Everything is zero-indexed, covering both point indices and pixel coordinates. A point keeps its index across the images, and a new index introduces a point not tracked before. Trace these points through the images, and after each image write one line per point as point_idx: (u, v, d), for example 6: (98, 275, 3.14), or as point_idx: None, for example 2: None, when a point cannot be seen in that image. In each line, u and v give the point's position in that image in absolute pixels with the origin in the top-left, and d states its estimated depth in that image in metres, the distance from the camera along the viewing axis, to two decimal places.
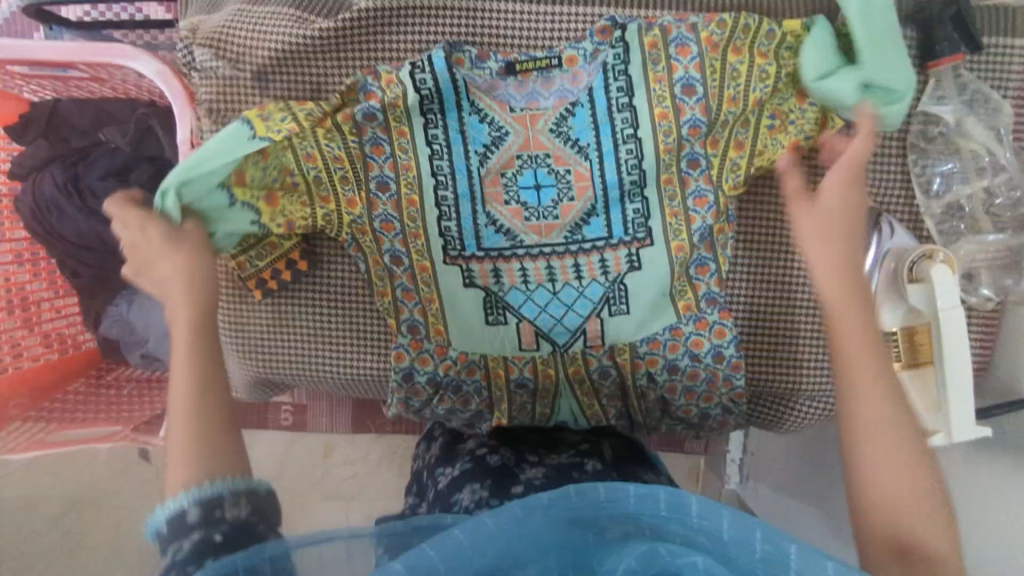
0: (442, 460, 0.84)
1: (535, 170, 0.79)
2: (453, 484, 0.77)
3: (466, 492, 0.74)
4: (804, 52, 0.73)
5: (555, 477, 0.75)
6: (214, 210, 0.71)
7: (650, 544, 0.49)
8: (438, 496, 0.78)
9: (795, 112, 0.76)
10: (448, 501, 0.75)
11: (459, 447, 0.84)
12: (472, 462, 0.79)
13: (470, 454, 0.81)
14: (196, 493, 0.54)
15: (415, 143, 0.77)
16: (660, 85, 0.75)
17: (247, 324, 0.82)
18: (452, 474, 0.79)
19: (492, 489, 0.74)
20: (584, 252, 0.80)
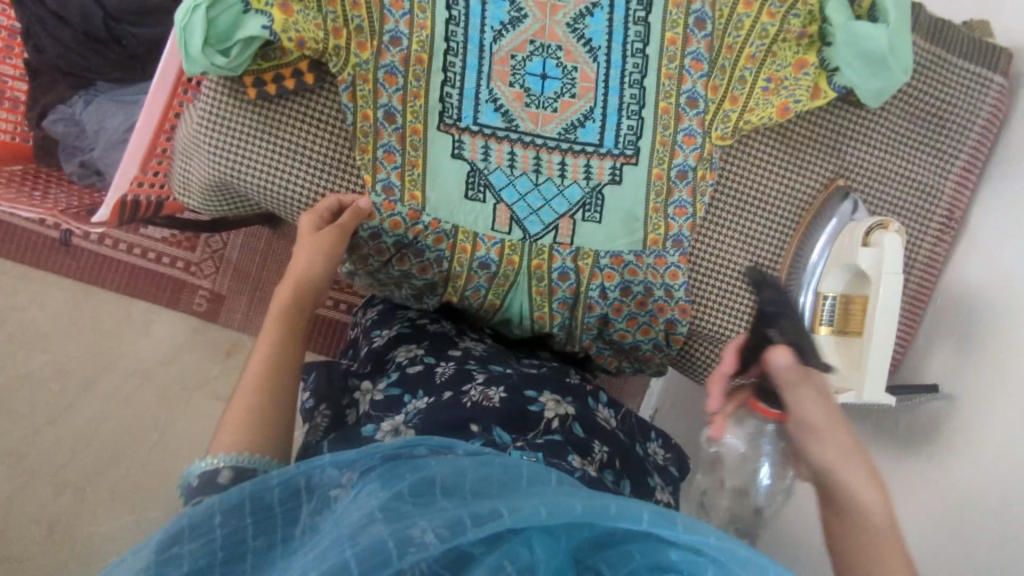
0: (379, 322, 0.93)
1: (544, 61, 0.80)
2: (388, 343, 0.87)
3: (401, 351, 0.85)
4: (808, 27, 0.80)
5: (489, 350, 0.89)
6: (247, 31, 0.70)
7: (666, 553, 0.45)
8: (374, 350, 0.87)
9: (790, 78, 0.81)
10: (384, 356, 0.85)
11: (398, 312, 0.94)
12: (410, 327, 0.89)
13: (408, 320, 0.90)
14: (234, 459, 0.56)
15: (434, 4, 0.77)
16: (677, 11, 0.79)
17: (225, 122, 0.77)
18: (389, 333, 0.88)
19: (427, 348, 0.85)
20: (572, 153, 0.81)
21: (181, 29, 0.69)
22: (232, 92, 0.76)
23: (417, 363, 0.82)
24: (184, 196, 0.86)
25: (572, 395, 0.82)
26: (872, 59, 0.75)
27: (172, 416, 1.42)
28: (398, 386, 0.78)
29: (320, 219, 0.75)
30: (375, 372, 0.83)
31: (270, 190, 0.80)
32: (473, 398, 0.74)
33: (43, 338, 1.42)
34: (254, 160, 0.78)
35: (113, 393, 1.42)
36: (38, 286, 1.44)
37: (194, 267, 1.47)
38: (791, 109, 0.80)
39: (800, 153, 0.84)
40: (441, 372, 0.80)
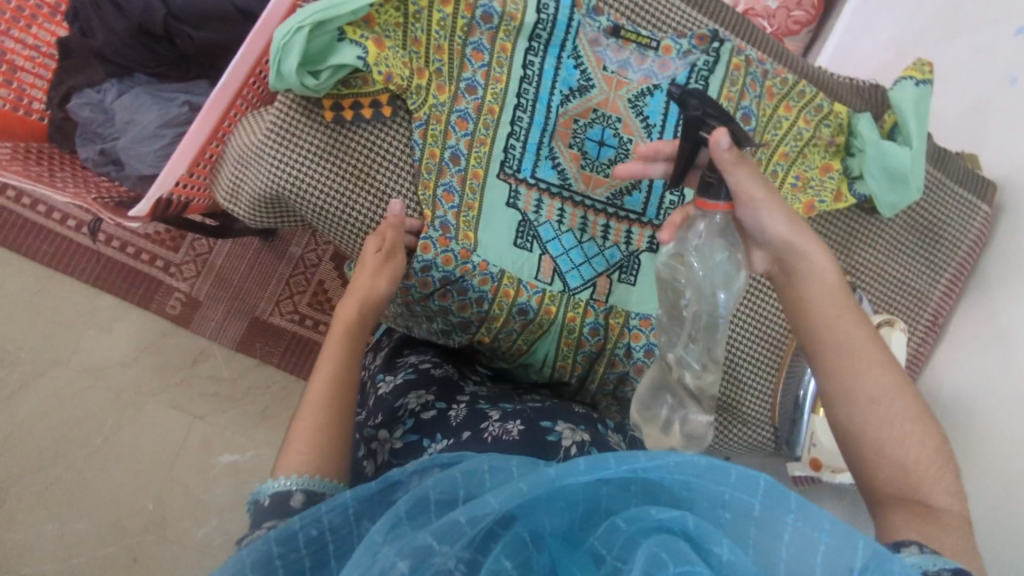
0: (384, 368, 0.95)
1: (603, 129, 0.85)
2: (396, 390, 0.88)
3: (411, 397, 0.86)
4: (837, 137, 0.89)
5: (498, 392, 0.92)
6: (344, 56, 0.73)
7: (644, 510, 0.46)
8: (381, 399, 0.88)
9: (816, 179, 0.89)
10: (393, 404, 0.86)
11: (403, 359, 0.96)
12: (415, 373, 0.91)
13: (411, 368, 0.93)
14: (306, 482, 0.57)
15: (511, 62, 0.82)
16: (728, 104, 0.86)
17: (293, 140, 0.78)
18: (395, 381, 0.90)
19: (436, 394, 0.87)
20: (616, 217, 0.87)
21: (278, 49, 0.70)
22: (305, 111, 0.78)
23: (430, 409, 0.84)
24: (228, 204, 0.85)
25: (584, 421, 0.85)
26: (894, 174, 0.85)
27: (125, 420, 1.34)
28: (415, 432, 0.81)
29: (379, 247, 0.76)
30: (387, 420, 0.84)
31: (324, 212, 0.81)
32: (493, 433, 0.78)
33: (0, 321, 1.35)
34: (314, 180, 0.79)
35: (66, 389, 1.35)
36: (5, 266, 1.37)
37: (174, 268, 1.41)
38: (816, 208, 0.89)
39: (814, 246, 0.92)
40: (454, 414, 0.83)
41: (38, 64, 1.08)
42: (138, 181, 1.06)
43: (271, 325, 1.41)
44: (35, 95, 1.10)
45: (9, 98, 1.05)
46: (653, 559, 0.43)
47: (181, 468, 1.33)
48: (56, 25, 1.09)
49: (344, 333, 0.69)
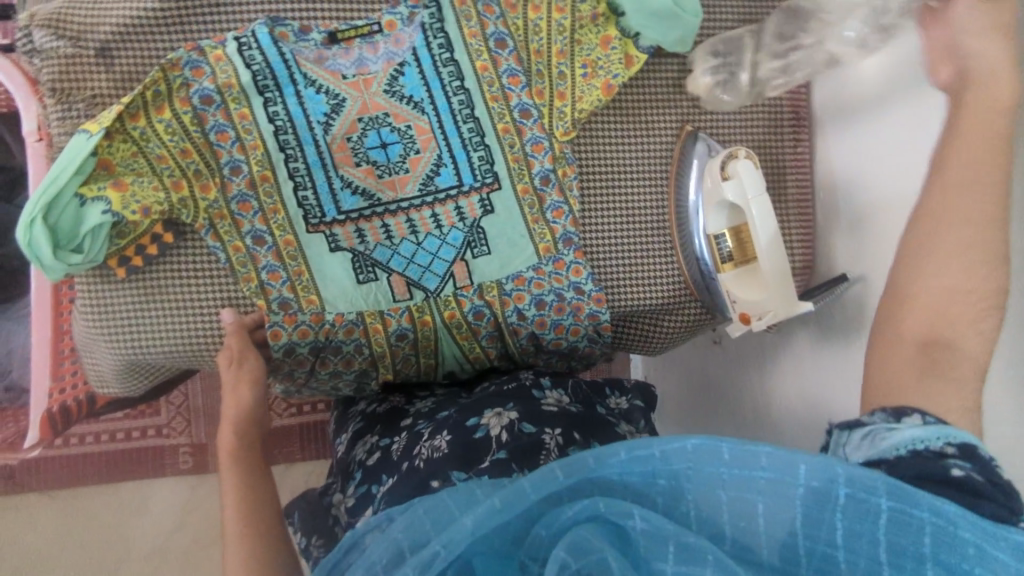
0: (340, 425, 0.92)
1: (378, 131, 0.83)
2: (348, 444, 0.85)
3: (358, 447, 0.82)
4: (598, 7, 0.84)
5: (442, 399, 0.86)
6: (91, 219, 0.71)
7: (561, 510, 0.49)
8: (340, 459, 0.85)
9: (601, 57, 0.84)
10: (347, 460, 0.83)
11: (352, 408, 0.91)
12: (363, 420, 0.87)
13: (360, 415, 0.88)
14: None
15: (257, 123, 0.80)
16: (476, 40, 0.83)
17: (108, 308, 0.78)
18: (347, 437, 0.86)
19: (380, 432, 0.82)
20: (439, 202, 0.84)
21: (28, 247, 0.70)
22: (101, 281, 0.78)
23: (375, 451, 0.79)
24: (105, 389, 0.87)
25: (513, 398, 0.77)
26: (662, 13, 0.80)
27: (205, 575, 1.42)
28: (364, 483, 0.75)
29: (229, 358, 0.77)
30: (342, 480, 0.80)
31: (177, 351, 0.81)
32: (425, 456, 0.71)
33: (46, 558, 1.39)
34: (149, 330, 0.79)
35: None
36: (19, 514, 1.40)
37: (166, 429, 1.46)
38: (614, 85, 0.84)
39: (639, 117, 0.87)
40: (396, 447, 0.77)
41: None
42: None
43: (279, 429, 1.39)
44: None
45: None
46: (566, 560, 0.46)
47: None
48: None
49: (230, 459, 0.75)
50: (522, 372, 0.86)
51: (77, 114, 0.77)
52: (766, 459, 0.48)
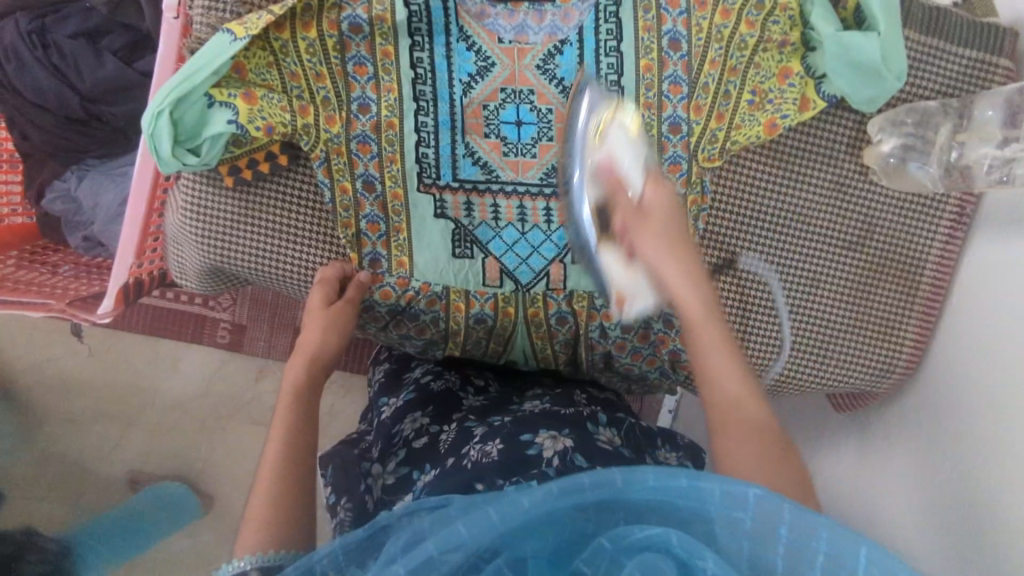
0: (388, 389, 0.91)
1: (517, 107, 0.78)
2: (396, 414, 0.84)
3: (407, 422, 0.82)
4: (789, 35, 0.76)
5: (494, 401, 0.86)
6: (217, 126, 0.69)
7: (631, 529, 0.46)
8: (382, 424, 0.85)
9: (775, 90, 0.77)
10: (391, 431, 0.82)
11: (406, 376, 0.91)
12: (415, 393, 0.86)
13: (414, 385, 0.88)
14: (260, 559, 0.59)
15: (398, 66, 0.76)
16: (649, 35, 0.76)
17: (209, 212, 0.77)
18: (397, 403, 0.86)
19: (432, 416, 0.82)
20: (557, 196, 0.80)
21: (149, 138, 0.68)
22: (208, 183, 0.76)
23: (422, 435, 0.79)
24: (181, 279, 0.86)
25: (568, 425, 0.74)
26: (868, 65, 0.70)
27: (214, 443, 1.41)
28: (406, 464, 0.76)
29: (324, 297, 0.76)
30: (383, 451, 0.80)
31: (264, 272, 0.80)
32: (473, 458, 0.71)
33: (79, 385, 1.42)
34: (242, 246, 0.78)
35: (155, 429, 1.42)
36: (65, 337, 1.42)
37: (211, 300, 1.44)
38: (779, 125, 0.77)
39: (792, 168, 0.80)
40: (445, 439, 0.78)
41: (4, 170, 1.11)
42: None
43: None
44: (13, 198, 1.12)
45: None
46: None
47: None
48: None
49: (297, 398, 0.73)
50: (575, 393, 0.86)
51: (224, 7, 0.73)
52: (789, 518, 0.44)
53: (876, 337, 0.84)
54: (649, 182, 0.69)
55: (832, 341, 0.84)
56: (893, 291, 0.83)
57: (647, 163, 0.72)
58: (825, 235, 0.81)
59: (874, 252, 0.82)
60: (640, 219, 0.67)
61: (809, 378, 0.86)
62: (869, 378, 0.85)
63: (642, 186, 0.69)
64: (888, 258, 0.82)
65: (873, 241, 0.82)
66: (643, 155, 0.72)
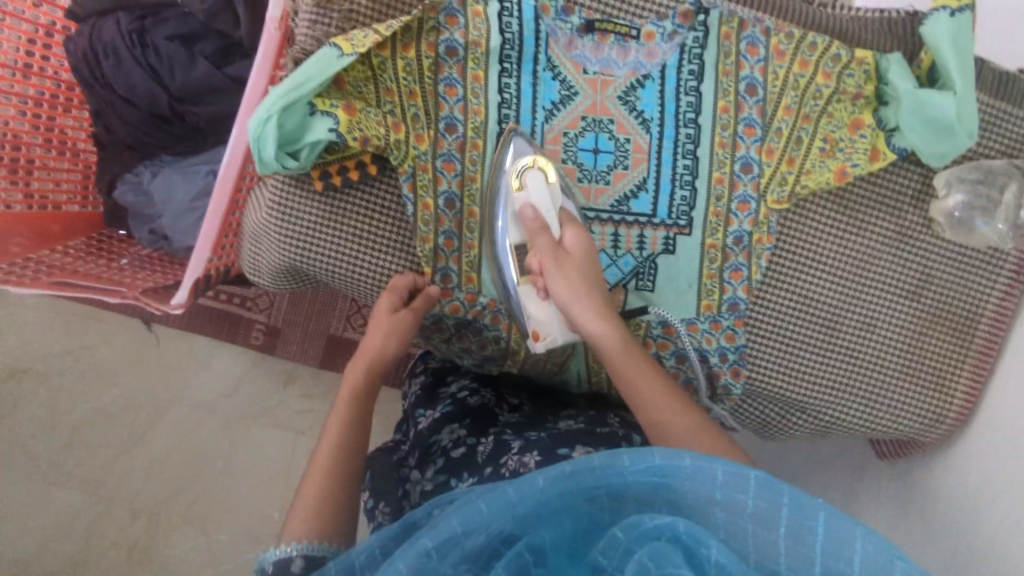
0: (424, 401, 0.90)
1: (597, 135, 0.81)
2: (434, 425, 0.84)
3: (445, 432, 0.82)
4: (863, 88, 0.79)
5: (531, 416, 0.85)
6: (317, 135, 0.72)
7: (643, 518, 0.51)
8: (419, 434, 0.84)
9: (846, 139, 0.80)
10: (429, 440, 0.82)
11: (442, 390, 0.90)
12: (453, 405, 0.86)
13: (451, 398, 0.88)
14: (303, 546, 0.62)
15: (486, 89, 0.79)
16: (727, 79, 0.80)
17: (294, 215, 0.80)
18: (435, 415, 0.86)
19: (470, 428, 0.82)
20: (625, 223, 0.82)
21: (254, 140, 0.71)
22: (297, 187, 0.79)
23: (461, 445, 0.80)
24: (254, 276, 0.89)
25: (606, 443, 0.75)
26: (943, 121, 0.74)
27: (238, 445, 1.33)
28: (445, 472, 0.77)
29: (394, 305, 0.78)
30: (421, 458, 0.81)
31: (339, 276, 0.83)
32: (512, 468, 0.72)
33: (112, 372, 1.33)
34: (321, 249, 0.81)
35: (183, 424, 1.34)
36: (98, 325, 1.34)
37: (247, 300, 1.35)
38: (849, 173, 0.79)
39: (856, 215, 0.82)
40: (483, 450, 0.78)
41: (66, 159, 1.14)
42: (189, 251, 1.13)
43: (347, 340, 1.38)
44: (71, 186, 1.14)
45: (13, 162, 1.04)
46: (642, 568, 0.49)
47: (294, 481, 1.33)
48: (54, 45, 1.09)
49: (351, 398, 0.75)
50: (610, 415, 0.85)
51: (328, 22, 0.77)
52: (755, 489, 0.50)
53: (927, 386, 0.86)
54: (568, 227, 0.76)
55: (885, 386, 0.86)
56: (946, 342, 0.85)
57: (562, 209, 0.78)
58: (886, 283, 0.84)
59: (932, 303, 0.84)
60: (557, 257, 0.73)
61: (859, 422, 0.87)
62: (916, 426, 0.87)
63: (561, 230, 0.76)
64: (944, 309, 0.85)
65: (930, 293, 0.84)
66: (558, 198, 0.77)
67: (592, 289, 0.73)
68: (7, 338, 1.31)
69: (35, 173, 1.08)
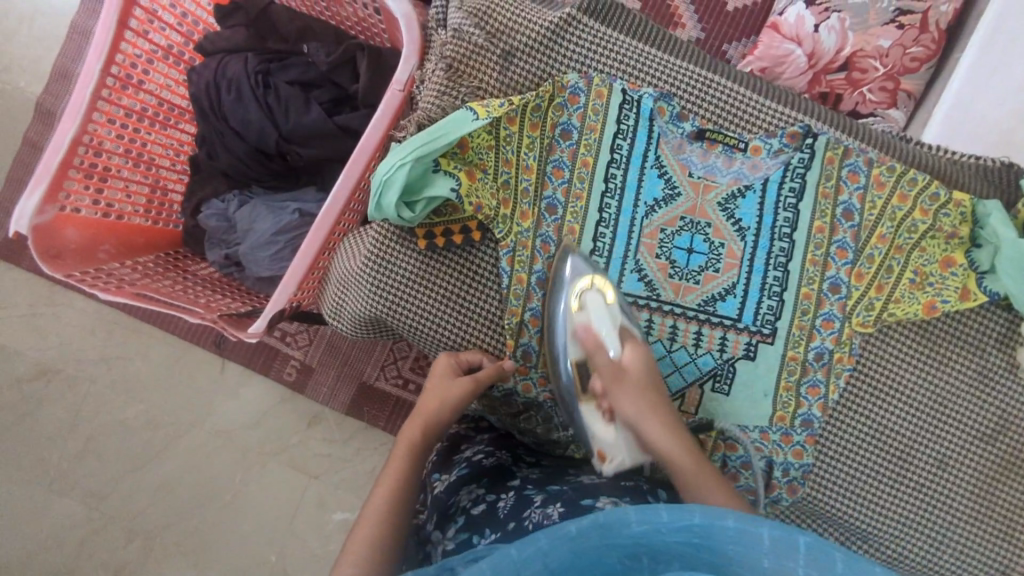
0: (439, 466, 0.83)
1: (692, 236, 0.83)
2: (450, 488, 0.77)
3: (463, 493, 0.75)
4: (958, 229, 0.82)
5: (551, 471, 0.79)
6: (442, 188, 0.76)
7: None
8: (436, 498, 0.77)
9: (936, 275, 0.82)
10: (446, 502, 0.75)
11: (457, 455, 0.83)
12: (469, 467, 0.79)
13: (466, 462, 0.81)
14: None
15: (593, 176, 0.83)
16: (825, 201, 0.83)
17: (392, 265, 0.82)
18: (450, 477, 0.79)
19: (487, 486, 0.75)
20: (710, 324, 0.83)
21: (380, 183, 0.74)
22: (399, 239, 0.82)
23: (479, 503, 0.72)
24: (333, 321, 0.89)
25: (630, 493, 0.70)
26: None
27: (252, 480, 1.25)
28: (465, 530, 0.69)
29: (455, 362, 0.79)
30: (440, 520, 0.73)
31: (423, 332, 0.84)
32: (535, 521, 0.65)
33: (141, 386, 1.27)
34: (411, 302, 0.82)
35: (197, 451, 1.26)
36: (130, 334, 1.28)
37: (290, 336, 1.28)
38: (937, 308, 0.81)
39: (937, 349, 0.83)
40: (503, 506, 0.70)
41: (145, 174, 1.13)
42: (257, 282, 1.13)
43: (377, 391, 1.26)
44: (140, 200, 1.12)
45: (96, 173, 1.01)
46: None
47: (303, 529, 1.23)
48: (180, 72, 1.15)
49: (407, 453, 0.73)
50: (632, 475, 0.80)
51: (457, 95, 0.82)
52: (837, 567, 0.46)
53: (995, 536, 0.84)
54: (625, 344, 0.76)
55: (952, 527, 0.84)
56: (1018, 493, 0.84)
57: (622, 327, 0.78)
58: (962, 420, 0.83)
59: (1008, 448, 0.83)
60: (616, 378, 0.74)
61: (920, 560, 0.85)
62: (981, 575, 0.84)
63: (620, 349, 0.76)
64: (1019, 458, 0.84)
65: (1005, 439, 0.83)
66: (616, 317, 0.78)
67: (676, 432, 0.73)
68: (43, 337, 1.26)
69: (117, 185, 1.06)
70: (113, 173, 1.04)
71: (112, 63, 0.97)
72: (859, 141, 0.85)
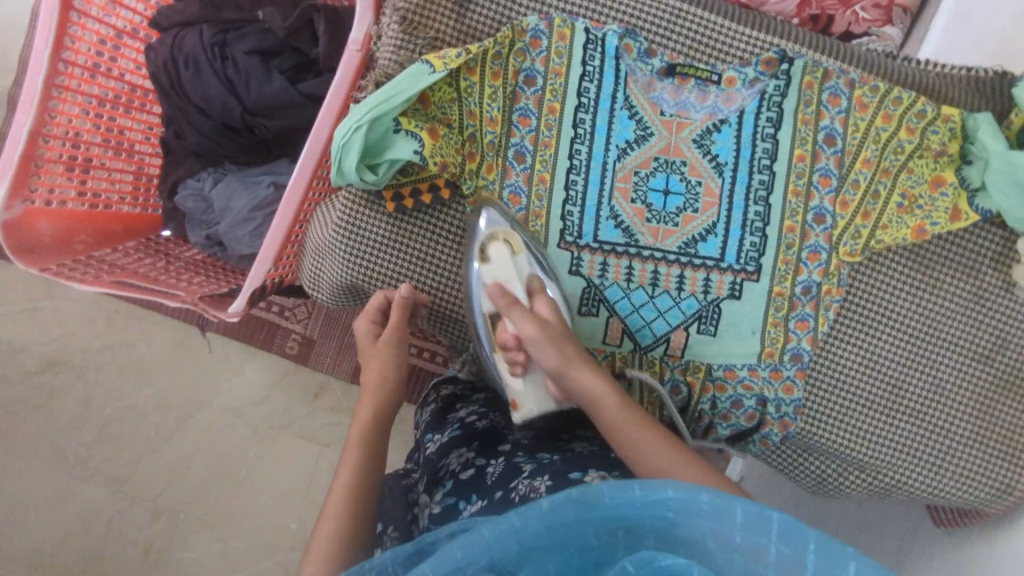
0: (433, 425, 0.82)
1: (668, 176, 0.80)
2: (442, 450, 0.76)
3: (454, 457, 0.74)
4: (947, 146, 0.78)
5: (544, 437, 0.78)
6: (405, 148, 0.73)
7: (656, 556, 0.49)
8: (427, 459, 0.77)
9: (925, 197, 0.79)
10: (436, 465, 0.75)
11: (450, 415, 0.83)
12: (461, 429, 0.78)
13: (459, 423, 0.80)
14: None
15: (560, 122, 0.79)
16: (806, 127, 0.79)
17: (362, 231, 0.80)
18: (442, 438, 0.78)
19: (477, 450, 0.74)
20: (692, 266, 0.80)
21: (339, 146, 0.72)
22: (366, 203, 0.80)
23: (469, 468, 0.72)
24: (311, 292, 0.87)
25: (620, 467, 0.69)
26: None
27: (262, 455, 1.26)
28: (453, 495, 0.69)
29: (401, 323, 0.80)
30: (429, 483, 0.73)
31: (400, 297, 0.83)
32: (523, 493, 0.64)
33: (143, 372, 1.27)
34: (385, 267, 0.81)
35: (205, 431, 1.27)
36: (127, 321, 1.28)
37: (286, 310, 1.28)
38: (927, 231, 0.78)
39: (928, 272, 0.81)
40: (492, 473, 0.70)
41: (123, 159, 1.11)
42: (241, 260, 1.12)
43: None
44: (120, 186, 1.11)
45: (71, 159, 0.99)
46: None
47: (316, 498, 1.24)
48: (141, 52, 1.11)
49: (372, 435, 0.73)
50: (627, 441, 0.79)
51: (412, 47, 0.78)
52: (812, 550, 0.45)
53: (995, 455, 0.82)
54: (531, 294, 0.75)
55: (951, 450, 0.82)
56: (1017, 410, 0.82)
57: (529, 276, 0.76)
58: (958, 342, 0.81)
59: (1005, 368, 0.82)
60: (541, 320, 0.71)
61: (920, 485, 0.84)
62: (986, 496, 0.83)
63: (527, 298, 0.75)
64: (1017, 375, 0.82)
65: (1002, 357, 0.81)
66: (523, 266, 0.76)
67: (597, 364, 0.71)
68: (44, 329, 1.26)
69: (92, 171, 1.04)
70: (88, 158, 1.02)
71: (68, 50, 0.94)
72: (838, 61, 0.81)
